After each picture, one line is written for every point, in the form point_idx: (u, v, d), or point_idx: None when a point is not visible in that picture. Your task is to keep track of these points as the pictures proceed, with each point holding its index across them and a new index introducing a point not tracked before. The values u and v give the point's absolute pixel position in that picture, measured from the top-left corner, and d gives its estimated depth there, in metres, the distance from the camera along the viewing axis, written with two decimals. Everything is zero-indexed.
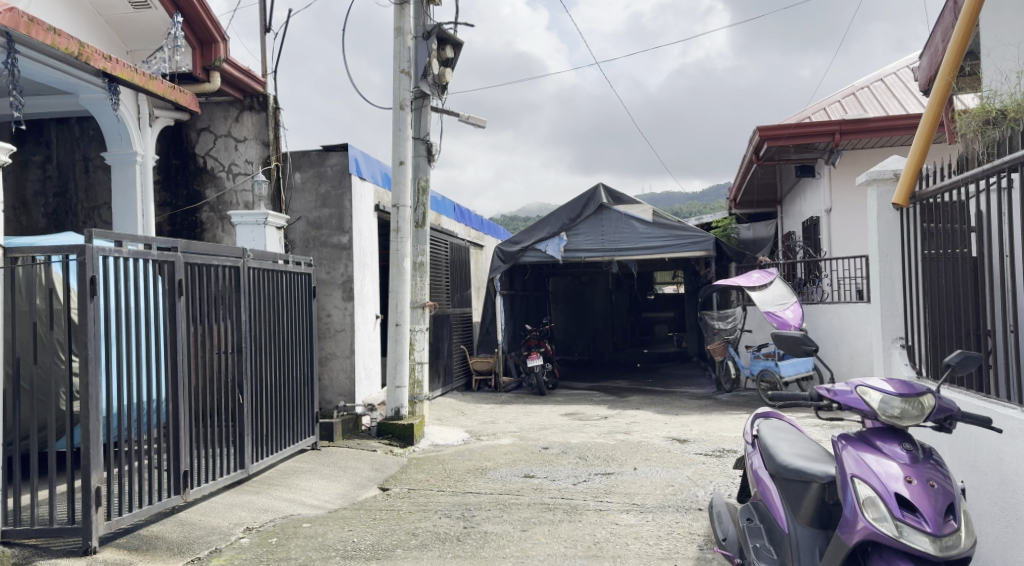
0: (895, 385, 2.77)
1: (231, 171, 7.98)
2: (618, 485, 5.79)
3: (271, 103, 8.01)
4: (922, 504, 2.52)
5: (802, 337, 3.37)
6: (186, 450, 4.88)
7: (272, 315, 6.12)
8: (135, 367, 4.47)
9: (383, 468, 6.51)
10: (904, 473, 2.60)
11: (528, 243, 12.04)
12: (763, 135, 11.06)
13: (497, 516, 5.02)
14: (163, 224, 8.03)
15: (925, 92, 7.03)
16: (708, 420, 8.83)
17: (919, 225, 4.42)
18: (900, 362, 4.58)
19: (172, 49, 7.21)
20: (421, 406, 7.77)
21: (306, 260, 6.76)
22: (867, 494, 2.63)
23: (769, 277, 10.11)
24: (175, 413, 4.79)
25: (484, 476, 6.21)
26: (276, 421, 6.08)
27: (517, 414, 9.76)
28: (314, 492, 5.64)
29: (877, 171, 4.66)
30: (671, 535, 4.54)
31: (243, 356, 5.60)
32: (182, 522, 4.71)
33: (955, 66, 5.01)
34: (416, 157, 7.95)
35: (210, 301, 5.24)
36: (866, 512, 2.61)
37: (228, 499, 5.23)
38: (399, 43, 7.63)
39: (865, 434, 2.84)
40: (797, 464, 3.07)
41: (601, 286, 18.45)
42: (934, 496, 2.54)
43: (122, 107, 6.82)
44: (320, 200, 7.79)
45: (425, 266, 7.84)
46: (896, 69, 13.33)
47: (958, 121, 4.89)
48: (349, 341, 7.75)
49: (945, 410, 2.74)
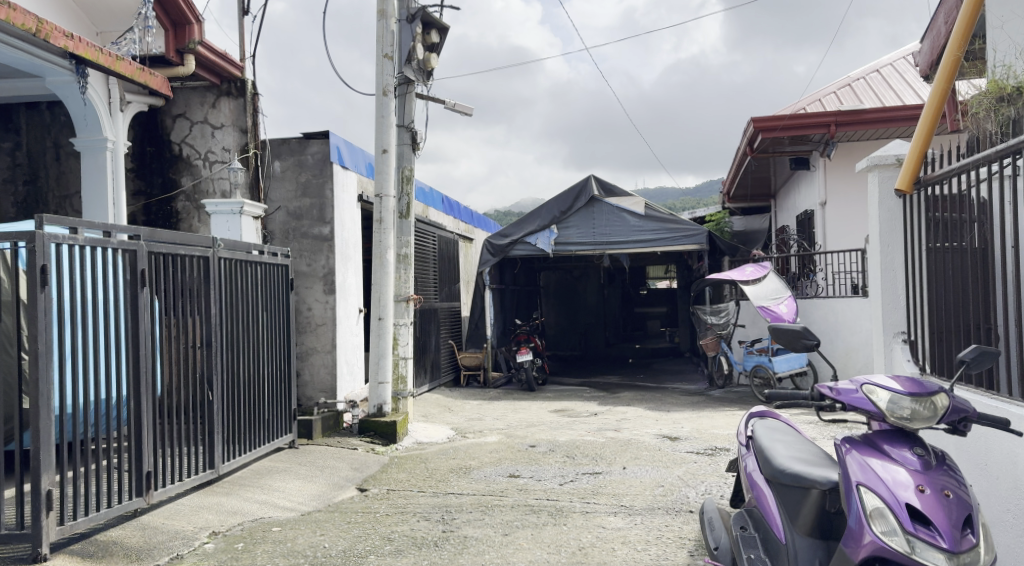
0: (903, 383, 2.53)
1: (208, 158, 7.68)
2: (607, 485, 5.56)
3: (249, 88, 7.72)
4: (936, 516, 2.29)
5: (803, 331, 3.13)
6: (150, 450, 4.63)
7: (245, 308, 5.85)
8: (93, 363, 4.23)
9: (363, 467, 6.25)
10: (915, 481, 2.37)
11: (518, 235, 11.80)
12: (757, 126, 10.81)
13: (479, 519, 4.78)
14: (137, 214, 7.73)
15: (926, 77, 6.79)
16: (700, 417, 8.61)
17: (924, 212, 4.17)
18: (902, 358, 4.33)
19: (143, 30, 6.94)
20: (404, 403, 7.50)
21: (282, 251, 6.49)
22: (874, 505, 2.39)
23: (763, 271, 9.82)
24: (138, 410, 4.54)
25: (467, 476, 5.96)
26: (249, 419, 5.81)
27: (506, 411, 9.51)
28: (289, 493, 5.39)
29: (879, 156, 4.43)
30: (660, 540, 4.31)
31: (213, 352, 5.34)
32: (144, 527, 4.45)
33: (962, 43, 4.81)
34: (400, 146, 7.66)
35: (177, 292, 4.98)
36: (874, 525, 2.37)
37: (195, 501, 4.98)
38: (382, 26, 7.34)
39: (870, 437, 2.60)
40: (795, 468, 2.83)
41: (592, 280, 18.18)
42: (949, 506, 2.31)
43: (90, 90, 6.55)
44: (301, 190, 7.52)
45: (409, 258, 7.54)
46: (892, 60, 13.13)
47: (966, 104, 4.65)
48: (331, 335, 7.48)
49: (961, 412, 2.48)
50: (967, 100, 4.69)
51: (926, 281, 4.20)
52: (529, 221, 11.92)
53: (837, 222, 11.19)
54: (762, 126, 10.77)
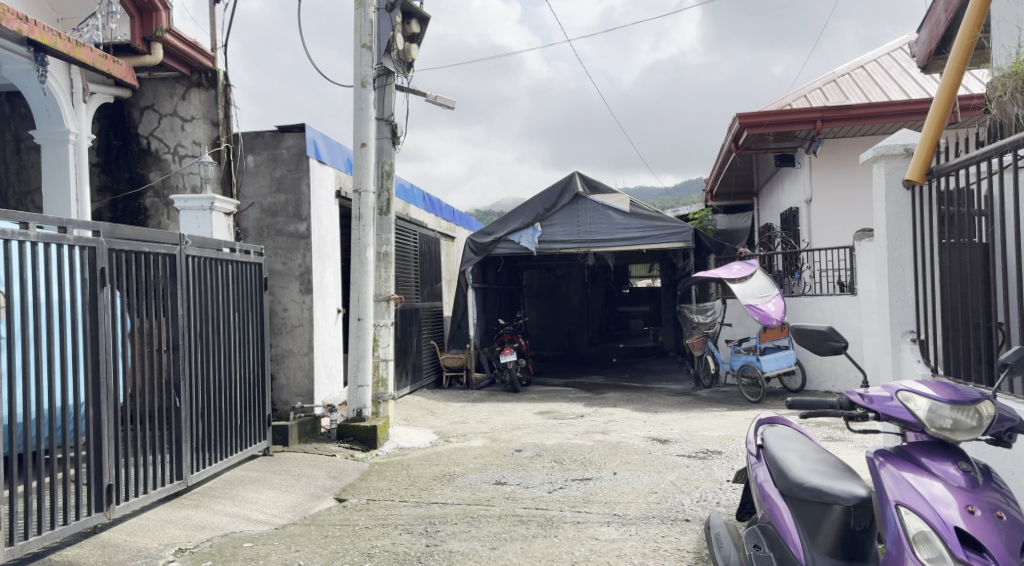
0: (942, 390, 2.31)
1: (177, 152, 7.34)
2: (598, 492, 5.31)
3: (221, 79, 7.38)
4: (988, 540, 2.08)
5: (829, 331, 2.90)
6: (111, 462, 4.30)
7: (216, 308, 5.54)
8: (48, 369, 3.90)
9: (342, 475, 5.95)
10: (963, 501, 2.16)
11: (501, 234, 11.51)
12: (743, 122, 10.64)
13: (465, 531, 4.50)
14: (103, 211, 7.36)
15: (922, 69, 6.61)
16: (689, 418, 8.39)
17: (938, 206, 3.93)
18: (911, 359, 4.11)
19: (106, 16, 6.83)
20: (385, 407, 7.22)
21: (256, 248, 6.17)
22: (918, 528, 2.19)
23: (750, 269, 9.60)
24: (98, 419, 4.20)
25: (451, 484, 5.69)
26: (219, 425, 5.49)
27: (490, 414, 9.24)
28: (262, 504, 5.08)
29: (886, 146, 4.23)
30: (657, 552, 4.07)
31: (181, 355, 5.03)
32: (104, 544, 4.14)
33: (975, 29, 4.59)
34: (379, 140, 7.35)
35: (141, 292, 4.65)
36: (918, 551, 2.17)
37: (162, 515, 4.66)
38: (360, 15, 7.01)
39: (905, 448, 2.40)
40: (815, 482, 2.57)
41: (575, 279, 17.91)
42: (1003, 529, 2.11)
43: (50, 79, 6.20)
44: (275, 185, 7.19)
45: (389, 256, 7.23)
46: (877, 56, 13.03)
47: (999, 93, 4.44)
48: (308, 337, 7.15)
49: (1006, 422, 2.28)
50: (997, 86, 4.49)
51: (937, 277, 3.99)
52: (512, 219, 11.64)
53: (823, 219, 11.07)
54: (748, 122, 10.60)
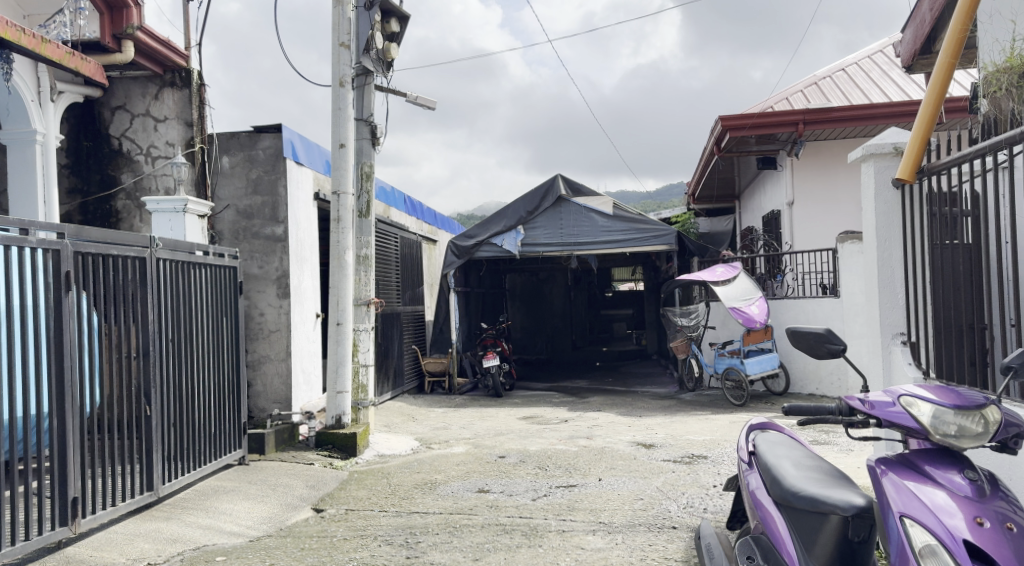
0: (945, 395, 2.23)
1: (150, 153, 7.15)
2: (583, 499, 5.19)
3: (195, 78, 7.20)
4: (998, 553, 1.99)
5: (827, 333, 2.79)
6: (77, 473, 4.12)
7: (188, 313, 5.36)
8: (9, 377, 3.72)
9: (320, 484, 5.79)
10: (971, 513, 2.07)
11: (483, 236, 11.38)
12: (725, 125, 10.58)
13: (446, 542, 4.36)
14: (73, 213, 7.16)
15: (906, 69, 6.57)
16: (674, 423, 8.30)
17: (928, 205, 3.86)
18: (902, 361, 4.04)
19: (74, 12, 6.62)
20: (365, 413, 7.06)
21: (230, 252, 5.99)
22: (924, 541, 2.09)
23: (733, 270, 9.47)
24: (63, 429, 4.02)
25: (432, 492, 5.54)
26: (192, 434, 5.31)
27: (472, 419, 9.09)
28: (236, 516, 4.92)
29: (875, 145, 4.16)
30: (644, 561, 3.96)
31: (150, 361, 4.84)
32: (68, 560, 3.96)
33: (964, 26, 4.54)
34: (358, 140, 7.18)
35: (109, 296, 4.47)
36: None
37: (131, 528, 4.48)
38: (337, 14, 6.88)
39: (908, 456, 2.32)
40: (811, 490, 2.47)
41: (558, 283, 17.82)
42: (1013, 541, 2.02)
43: (15, 77, 6.00)
44: (251, 187, 7.02)
45: (369, 259, 7.08)
46: (858, 59, 13.06)
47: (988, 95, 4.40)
48: (285, 343, 6.99)
49: (1012, 428, 2.19)
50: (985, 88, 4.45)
51: (929, 278, 3.91)
52: (494, 222, 11.51)
53: (806, 221, 11.05)
54: (730, 125, 10.55)
